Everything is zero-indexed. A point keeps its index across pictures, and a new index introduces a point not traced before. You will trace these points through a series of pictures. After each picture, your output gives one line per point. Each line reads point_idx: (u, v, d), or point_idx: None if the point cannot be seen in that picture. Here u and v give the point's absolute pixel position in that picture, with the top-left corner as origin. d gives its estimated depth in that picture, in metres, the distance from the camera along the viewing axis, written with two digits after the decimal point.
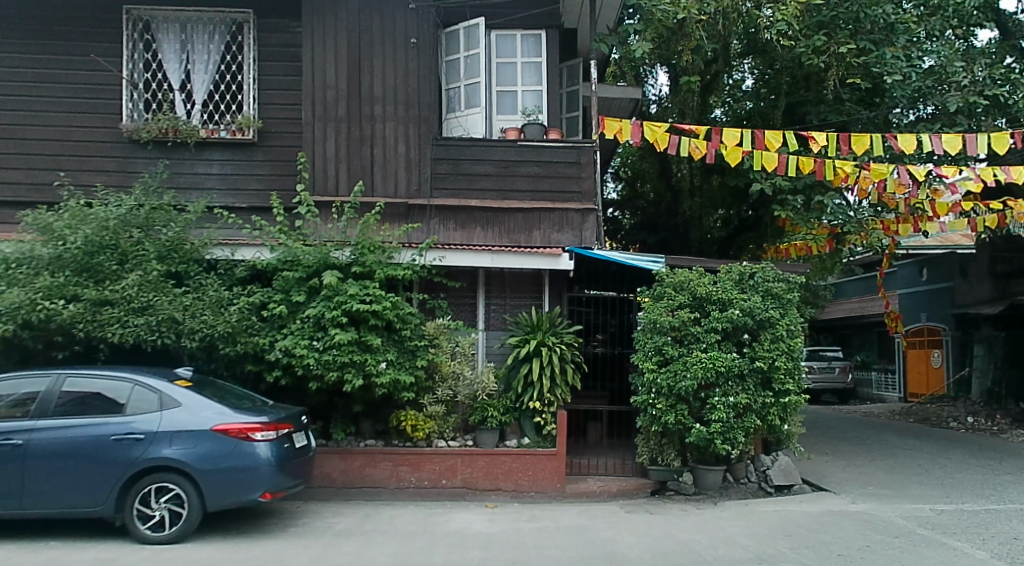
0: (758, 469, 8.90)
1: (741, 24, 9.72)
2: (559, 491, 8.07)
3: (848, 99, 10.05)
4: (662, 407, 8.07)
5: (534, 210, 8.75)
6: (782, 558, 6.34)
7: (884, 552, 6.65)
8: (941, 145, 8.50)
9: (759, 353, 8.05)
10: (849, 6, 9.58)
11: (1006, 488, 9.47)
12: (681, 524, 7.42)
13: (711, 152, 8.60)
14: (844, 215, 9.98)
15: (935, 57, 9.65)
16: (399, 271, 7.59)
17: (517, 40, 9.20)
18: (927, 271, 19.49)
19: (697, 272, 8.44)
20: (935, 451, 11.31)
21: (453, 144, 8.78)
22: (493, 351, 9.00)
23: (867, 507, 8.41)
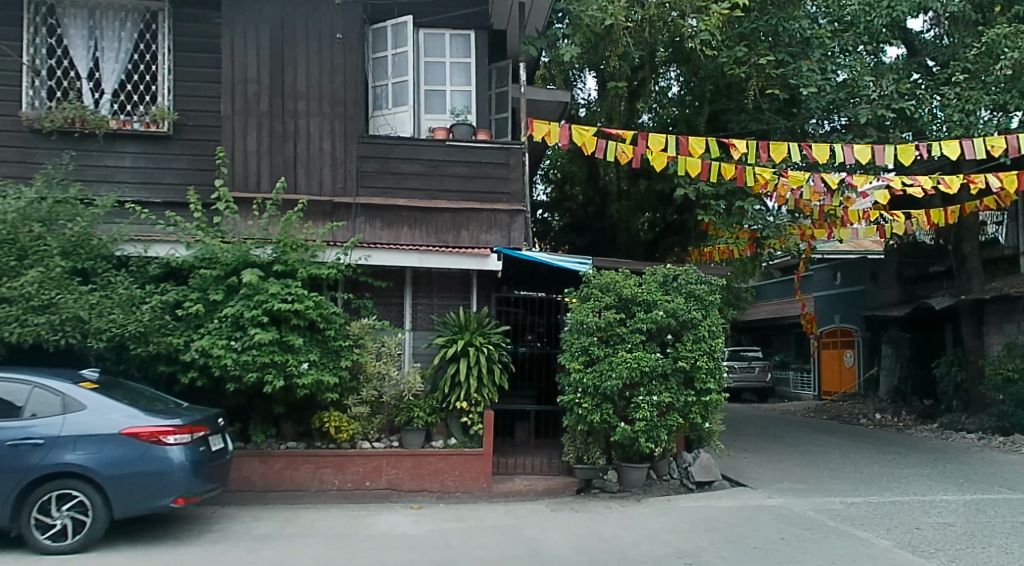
0: (680, 466, 9.14)
1: (667, 33, 9.88)
2: (486, 491, 8.08)
3: (768, 108, 10.35)
4: (587, 406, 8.20)
5: (462, 210, 8.75)
6: (702, 552, 6.52)
7: (798, 544, 6.93)
8: (853, 155, 8.88)
9: (682, 353, 8.26)
10: (769, 19, 9.96)
11: (910, 481, 10.02)
12: (605, 522, 7.54)
13: (637, 156, 8.79)
14: (763, 220, 10.22)
15: (848, 71, 10.18)
16: (323, 270, 7.47)
17: (446, 40, 9.16)
18: (841, 275, 20.39)
19: (623, 274, 8.60)
20: (846, 447, 11.87)
21: (380, 142, 8.69)
22: (420, 351, 8.93)
23: (782, 501, 8.76)
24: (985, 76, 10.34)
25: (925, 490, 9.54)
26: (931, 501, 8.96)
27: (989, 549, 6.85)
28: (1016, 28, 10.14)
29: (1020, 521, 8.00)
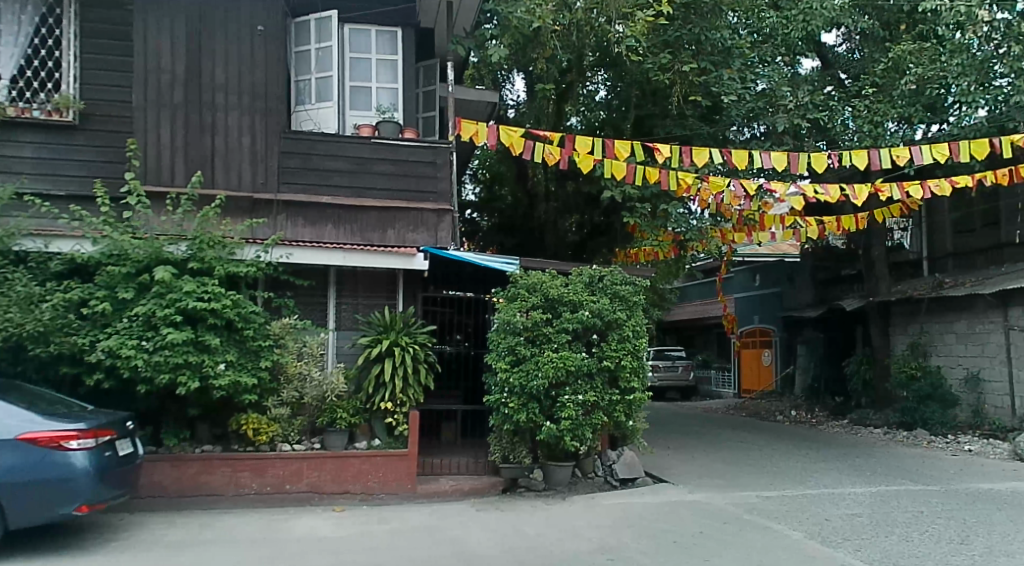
0: (605, 464, 9.31)
1: (594, 36, 10.04)
2: (410, 492, 8.02)
3: (690, 114, 10.65)
4: (514, 406, 8.25)
5: (388, 209, 8.65)
6: (623, 548, 6.65)
7: (714, 538, 7.15)
8: (770, 162, 9.32)
9: (606, 353, 8.40)
10: (692, 27, 10.21)
11: (821, 474, 10.49)
12: (530, 520, 7.60)
13: (564, 158, 8.86)
14: (686, 223, 10.52)
15: (767, 81, 10.62)
16: (241, 268, 7.26)
17: (371, 36, 9.07)
18: (759, 277, 21.14)
19: (550, 274, 8.71)
20: (763, 442, 12.32)
21: (303, 138, 8.50)
22: (344, 351, 8.76)
23: (702, 496, 9.02)
24: (892, 90, 10.95)
25: (835, 483, 10.01)
26: (840, 494, 9.40)
27: (891, 538, 7.24)
28: (918, 46, 10.80)
29: (919, 510, 8.49)
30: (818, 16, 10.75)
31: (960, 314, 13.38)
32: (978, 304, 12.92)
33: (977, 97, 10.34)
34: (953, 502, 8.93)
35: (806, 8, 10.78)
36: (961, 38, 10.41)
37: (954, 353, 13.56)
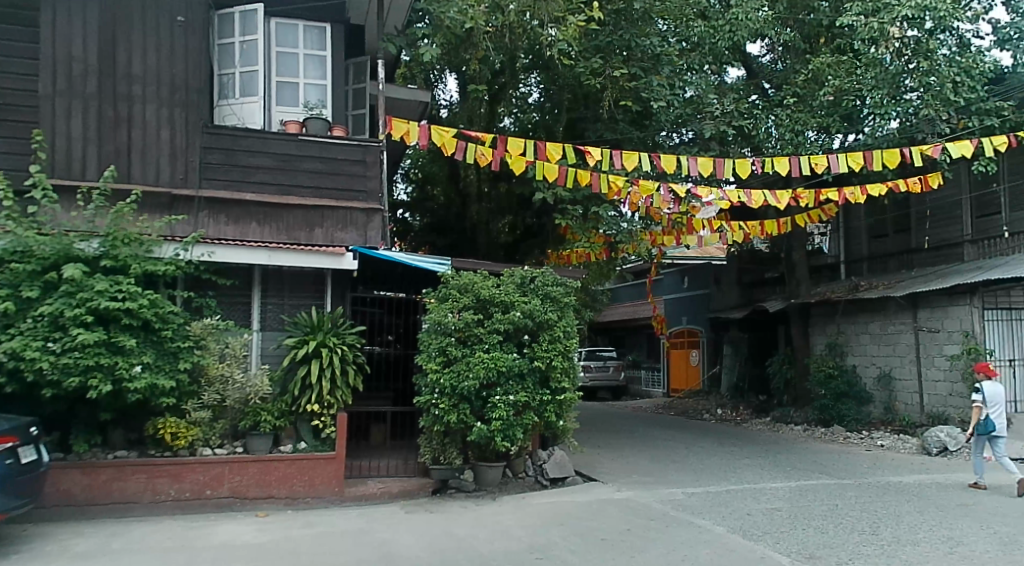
0: (536, 463, 9.39)
1: (526, 39, 10.06)
2: (337, 495, 7.90)
3: (621, 119, 10.72)
4: (444, 406, 8.21)
5: (315, 207, 8.49)
6: (552, 547, 6.71)
7: (640, 534, 7.30)
8: (696, 167, 9.63)
9: (537, 353, 8.46)
10: (622, 34, 10.42)
11: (744, 470, 10.86)
12: (459, 521, 7.59)
13: (496, 159, 8.87)
14: (617, 226, 10.70)
15: (694, 88, 10.99)
16: (159, 266, 7.02)
17: (299, 30, 8.91)
18: (688, 279, 21.67)
19: (482, 275, 8.74)
20: (689, 440, 12.64)
21: (227, 133, 8.28)
22: (269, 353, 8.52)
23: (630, 494, 9.19)
24: (811, 100, 11.44)
25: (757, 479, 10.36)
26: (761, 489, 9.74)
27: (808, 530, 7.54)
28: (836, 59, 11.35)
29: (835, 503, 8.88)
30: (743, 27, 11.13)
31: (874, 315, 14.07)
32: (890, 306, 13.60)
33: (889, 109, 10.85)
34: (866, 494, 9.38)
35: (733, 19, 11.13)
36: (875, 52, 10.87)
37: (868, 352, 14.23)
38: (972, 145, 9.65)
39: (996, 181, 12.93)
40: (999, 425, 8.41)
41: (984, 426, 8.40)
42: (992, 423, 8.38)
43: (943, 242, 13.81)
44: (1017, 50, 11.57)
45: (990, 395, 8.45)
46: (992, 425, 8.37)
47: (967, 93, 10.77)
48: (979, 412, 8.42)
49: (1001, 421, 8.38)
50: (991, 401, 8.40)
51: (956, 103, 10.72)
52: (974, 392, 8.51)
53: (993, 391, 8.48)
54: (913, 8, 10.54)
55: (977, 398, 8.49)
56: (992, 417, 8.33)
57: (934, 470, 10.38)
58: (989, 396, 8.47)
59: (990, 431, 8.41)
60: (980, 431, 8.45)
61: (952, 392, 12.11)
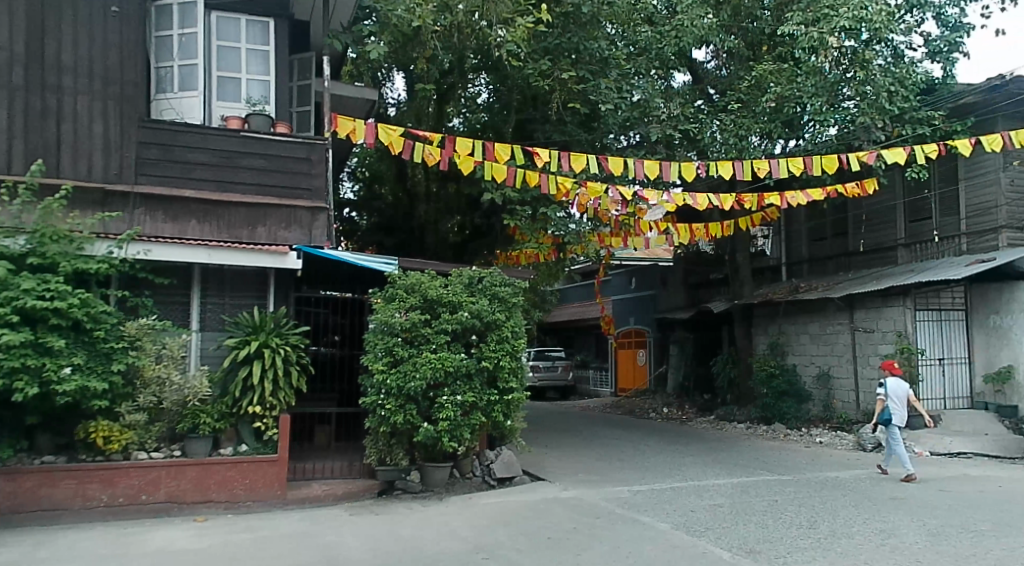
0: (483, 463, 9.40)
1: (474, 40, 10.03)
2: (279, 498, 7.77)
3: (570, 121, 10.80)
4: (390, 407, 8.15)
5: (258, 205, 8.34)
6: (497, 546, 6.73)
7: (586, 532, 7.38)
8: (643, 170, 9.77)
9: (485, 353, 8.47)
10: (571, 37, 10.47)
11: (688, 467, 11.07)
12: (405, 522, 7.53)
13: (444, 158, 8.86)
14: (565, 227, 10.77)
15: (641, 92, 11.05)
16: (90, 265, 6.84)
17: (241, 25, 8.75)
18: (635, 281, 21.95)
19: (430, 276, 8.70)
20: (635, 439, 12.82)
21: (165, 128, 8.07)
22: (208, 354, 8.30)
23: (576, 493, 9.27)
24: (754, 106, 11.75)
25: (700, 476, 10.57)
26: (705, 486, 9.95)
27: (748, 525, 7.73)
28: (777, 67, 11.65)
29: (774, 499, 9.12)
30: (689, 33, 11.45)
31: (813, 316, 14.51)
32: (829, 307, 14.05)
33: (828, 116, 11.19)
34: (804, 489, 9.66)
35: (678, 25, 11.51)
36: (814, 61, 11.27)
37: (808, 352, 14.67)
38: (904, 152, 10.03)
39: (927, 188, 13.48)
40: (896, 415, 9.25)
41: (883, 414, 9.26)
42: (890, 412, 9.24)
43: (878, 245, 14.37)
44: (947, 62, 12.08)
45: (891, 389, 9.36)
46: (890, 414, 9.23)
47: (902, 102, 11.24)
48: (879, 402, 9.33)
49: (898, 412, 9.24)
50: (891, 394, 9.30)
51: (890, 111, 11.14)
52: (878, 386, 9.45)
53: (895, 387, 9.38)
54: (850, 19, 10.92)
55: (880, 391, 9.43)
56: (889, 408, 9.21)
57: (869, 466, 10.76)
58: (890, 390, 9.38)
59: (888, 419, 9.26)
60: (880, 418, 9.31)
61: None
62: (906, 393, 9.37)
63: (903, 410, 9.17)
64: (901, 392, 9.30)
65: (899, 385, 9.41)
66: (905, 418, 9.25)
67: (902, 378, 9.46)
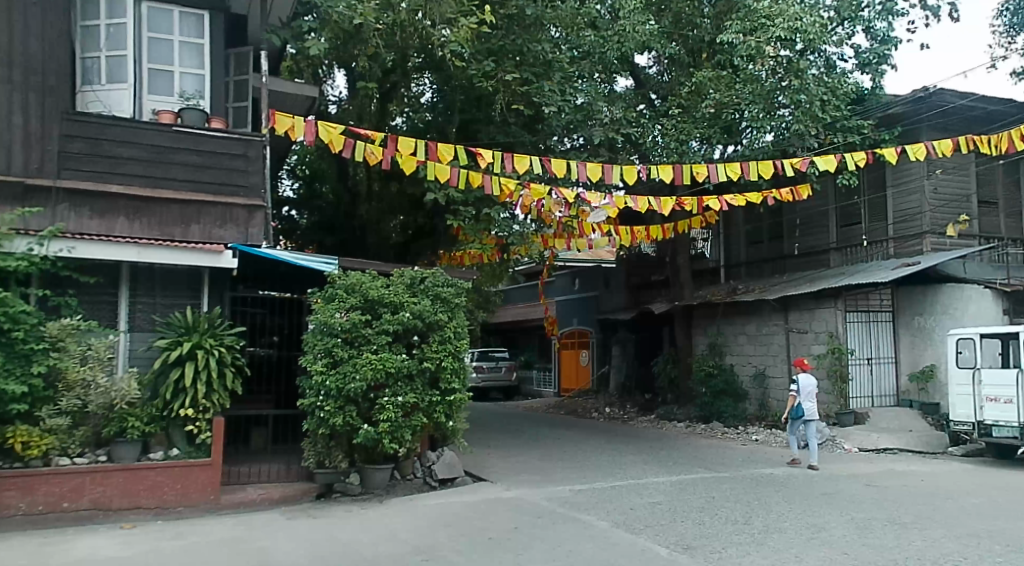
0: (425, 465, 9.36)
1: (417, 39, 9.99)
2: (213, 503, 7.58)
3: (513, 122, 10.85)
4: (329, 409, 8.04)
5: (191, 202, 8.12)
6: (437, 548, 6.70)
7: (527, 532, 7.42)
8: (586, 172, 9.86)
9: (427, 354, 8.43)
10: (514, 39, 10.53)
11: (628, 466, 11.25)
12: (343, 525, 7.44)
13: (385, 157, 8.76)
14: (509, 228, 10.79)
15: (585, 96, 11.21)
16: (9, 263, 6.74)
17: (174, 16, 8.49)
18: (578, 282, 22.14)
19: (371, 276, 8.61)
20: (578, 439, 12.95)
21: (91, 121, 7.77)
22: (137, 355, 8.03)
23: (518, 493, 9.32)
24: (694, 112, 11.95)
25: (640, 474, 10.76)
26: (644, 484, 10.13)
27: (686, 522, 7.90)
28: (717, 74, 11.93)
29: (711, 496, 9.33)
30: (630, 40, 11.64)
31: (750, 317, 14.94)
32: (764, 309, 14.49)
33: (765, 123, 11.54)
34: (739, 486, 9.92)
35: (620, 30, 11.68)
36: (752, 69, 11.61)
37: (745, 352, 15.10)
38: (836, 160, 10.37)
39: (857, 194, 14.02)
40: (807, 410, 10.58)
41: (795, 410, 10.57)
42: (801, 408, 10.57)
43: (812, 249, 14.88)
44: (876, 74, 12.58)
45: (802, 386, 10.58)
46: (802, 410, 10.55)
47: (834, 111, 11.69)
48: (792, 398, 10.59)
49: (809, 407, 10.54)
50: (802, 391, 10.57)
51: (823, 120, 11.58)
52: (791, 383, 10.62)
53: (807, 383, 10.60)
54: (786, 30, 11.28)
55: (793, 388, 10.58)
56: (800, 405, 10.51)
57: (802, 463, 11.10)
58: (802, 388, 10.62)
59: (800, 414, 10.61)
60: (792, 414, 10.65)
61: (819, 389, 13.12)
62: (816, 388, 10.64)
63: (813, 405, 10.40)
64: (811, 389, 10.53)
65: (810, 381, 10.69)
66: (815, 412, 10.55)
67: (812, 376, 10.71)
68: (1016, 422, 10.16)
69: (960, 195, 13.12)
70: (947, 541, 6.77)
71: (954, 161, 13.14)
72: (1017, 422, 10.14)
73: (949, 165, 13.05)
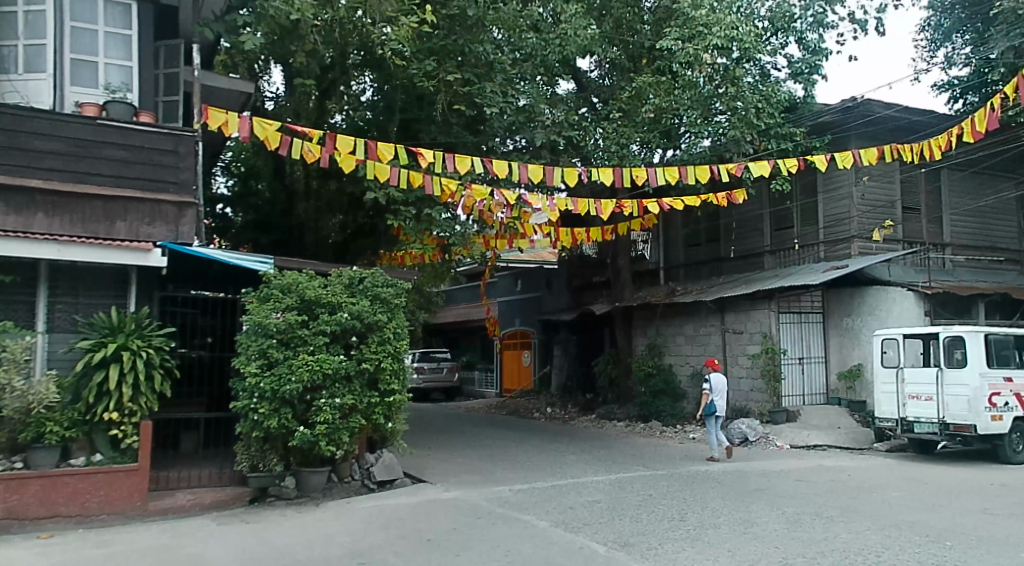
0: (363, 467, 9.26)
1: (356, 36, 9.94)
2: (139, 510, 7.34)
3: (455, 123, 10.86)
4: (264, 412, 7.87)
5: (117, 198, 7.81)
6: (374, 550, 6.63)
7: (465, 533, 7.40)
8: (527, 173, 9.85)
9: (365, 355, 8.32)
10: (456, 39, 10.53)
11: (567, 465, 11.36)
12: (277, 530, 7.29)
13: (323, 155, 8.61)
14: (450, 228, 10.73)
15: (527, 98, 11.30)
16: None
17: (98, 5, 8.20)
18: (520, 283, 22.21)
19: (308, 275, 8.47)
20: (518, 439, 13.01)
21: (9, 112, 7.43)
22: (57, 357, 7.70)
23: (457, 493, 9.31)
24: (635, 116, 12.17)
25: (580, 473, 10.87)
26: (584, 483, 10.25)
27: (624, 520, 8.02)
28: (656, 79, 12.11)
29: (648, 493, 9.51)
30: (572, 43, 11.84)
31: (688, 318, 15.30)
32: (702, 310, 14.86)
33: (703, 128, 11.83)
34: (675, 484, 10.13)
35: (562, 33, 11.82)
36: (690, 75, 11.85)
37: (683, 352, 15.45)
38: (769, 165, 10.67)
39: (789, 199, 14.50)
40: (718, 407, 11.00)
41: (708, 408, 10.93)
42: (713, 406, 10.95)
43: (748, 252, 15.30)
44: (807, 83, 12.99)
45: (716, 385, 10.97)
46: (714, 407, 10.93)
47: (768, 118, 12.03)
48: (706, 396, 10.94)
49: (720, 404, 10.95)
50: (715, 390, 10.94)
51: (758, 127, 11.96)
52: (705, 382, 10.98)
53: (718, 380, 11.02)
54: (722, 38, 11.57)
55: (707, 387, 10.91)
56: (714, 402, 10.87)
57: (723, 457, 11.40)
58: (715, 386, 11.00)
59: (712, 411, 10.99)
60: (705, 411, 10.99)
61: (754, 388, 13.55)
62: (726, 386, 11.12)
63: (725, 403, 10.87)
64: (724, 387, 10.97)
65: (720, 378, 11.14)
66: (725, 408, 10.99)
67: (722, 374, 11.16)
68: (935, 419, 10.67)
69: (886, 202, 13.70)
70: (870, 533, 7.05)
71: (880, 169, 13.72)
72: (936, 418, 10.66)
73: (875, 172, 13.63)
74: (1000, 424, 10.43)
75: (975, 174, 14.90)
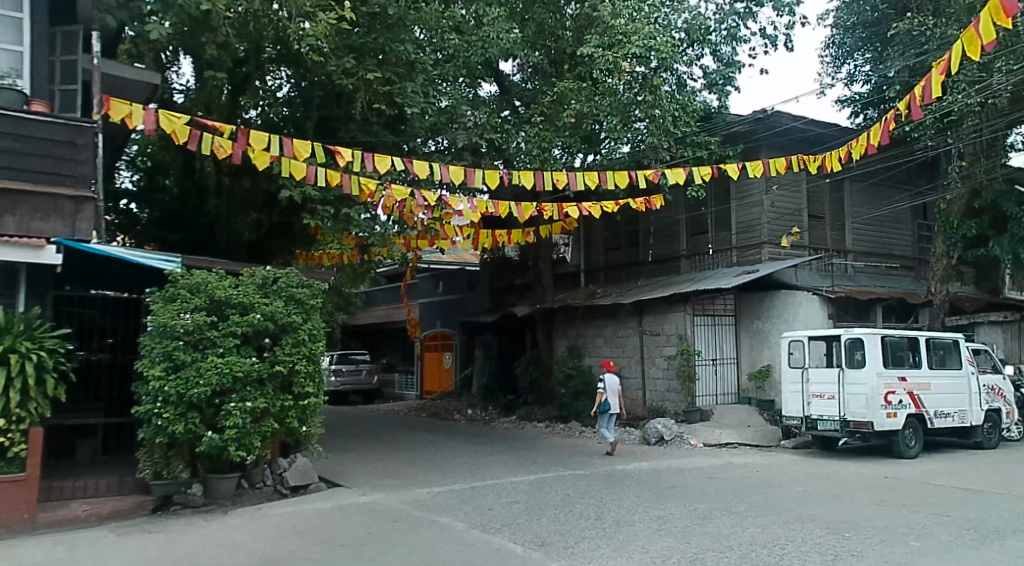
0: (275, 472, 9.01)
1: (271, 29, 9.63)
2: (27, 523, 6.91)
3: (375, 122, 10.74)
4: (169, 416, 7.56)
5: (6, 191, 7.30)
6: (287, 557, 6.46)
7: (382, 537, 7.31)
8: (448, 175, 9.80)
9: (279, 357, 8.10)
10: (377, 37, 10.37)
11: (486, 467, 11.38)
12: (184, 539, 7.00)
13: (235, 152, 8.32)
14: (370, 229, 10.46)
15: (448, 99, 11.40)
16: None
17: None
18: (442, 284, 22.09)
19: (218, 275, 8.16)
20: (437, 441, 12.95)
21: None
22: None
23: (375, 497, 9.20)
24: (556, 121, 12.34)
25: (499, 474, 10.91)
26: (503, 484, 10.30)
27: (542, 520, 8.09)
28: (578, 85, 12.31)
29: (566, 493, 9.65)
30: (494, 45, 11.91)
31: (608, 320, 15.62)
32: (621, 312, 15.21)
33: (621, 134, 12.18)
34: (592, 483, 10.31)
35: (484, 36, 11.92)
36: (610, 82, 12.13)
37: (603, 354, 15.75)
38: (684, 173, 10.98)
39: (704, 206, 15.01)
40: (612, 405, 11.46)
41: (602, 406, 11.34)
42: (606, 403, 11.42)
43: (665, 257, 15.74)
44: (721, 94, 13.53)
45: (609, 383, 11.49)
46: (607, 405, 11.36)
47: (684, 127, 12.45)
48: (600, 395, 11.43)
49: (614, 402, 11.41)
50: (608, 388, 11.45)
51: (674, 135, 12.38)
52: (600, 380, 11.50)
53: (611, 380, 11.56)
54: (640, 47, 11.81)
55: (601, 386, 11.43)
56: (607, 399, 11.34)
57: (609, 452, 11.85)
58: (608, 385, 11.51)
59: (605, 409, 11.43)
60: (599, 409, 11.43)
61: (669, 388, 13.97)
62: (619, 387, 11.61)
63: (618, 401, 11.34)
64: (616, 386, 11.51)
65: (614, 380, 11.67)
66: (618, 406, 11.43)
67: (616, 375, 11.68)
68: (837, 416, 11.25)
69: (793, 210, 14.35)
70: (775, 526, 7.35)
71: (789, 178, 14.40)
72: (838, 416, 11.24)
73: (784, 181, 14.26)
74: (895, 421, 11.08)
75: (872, 185, 15.83)
